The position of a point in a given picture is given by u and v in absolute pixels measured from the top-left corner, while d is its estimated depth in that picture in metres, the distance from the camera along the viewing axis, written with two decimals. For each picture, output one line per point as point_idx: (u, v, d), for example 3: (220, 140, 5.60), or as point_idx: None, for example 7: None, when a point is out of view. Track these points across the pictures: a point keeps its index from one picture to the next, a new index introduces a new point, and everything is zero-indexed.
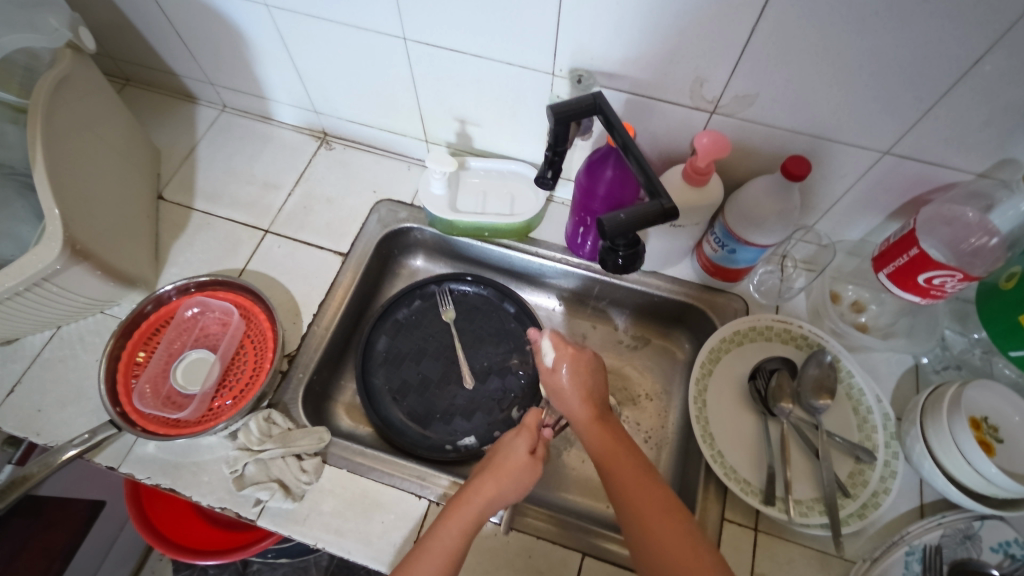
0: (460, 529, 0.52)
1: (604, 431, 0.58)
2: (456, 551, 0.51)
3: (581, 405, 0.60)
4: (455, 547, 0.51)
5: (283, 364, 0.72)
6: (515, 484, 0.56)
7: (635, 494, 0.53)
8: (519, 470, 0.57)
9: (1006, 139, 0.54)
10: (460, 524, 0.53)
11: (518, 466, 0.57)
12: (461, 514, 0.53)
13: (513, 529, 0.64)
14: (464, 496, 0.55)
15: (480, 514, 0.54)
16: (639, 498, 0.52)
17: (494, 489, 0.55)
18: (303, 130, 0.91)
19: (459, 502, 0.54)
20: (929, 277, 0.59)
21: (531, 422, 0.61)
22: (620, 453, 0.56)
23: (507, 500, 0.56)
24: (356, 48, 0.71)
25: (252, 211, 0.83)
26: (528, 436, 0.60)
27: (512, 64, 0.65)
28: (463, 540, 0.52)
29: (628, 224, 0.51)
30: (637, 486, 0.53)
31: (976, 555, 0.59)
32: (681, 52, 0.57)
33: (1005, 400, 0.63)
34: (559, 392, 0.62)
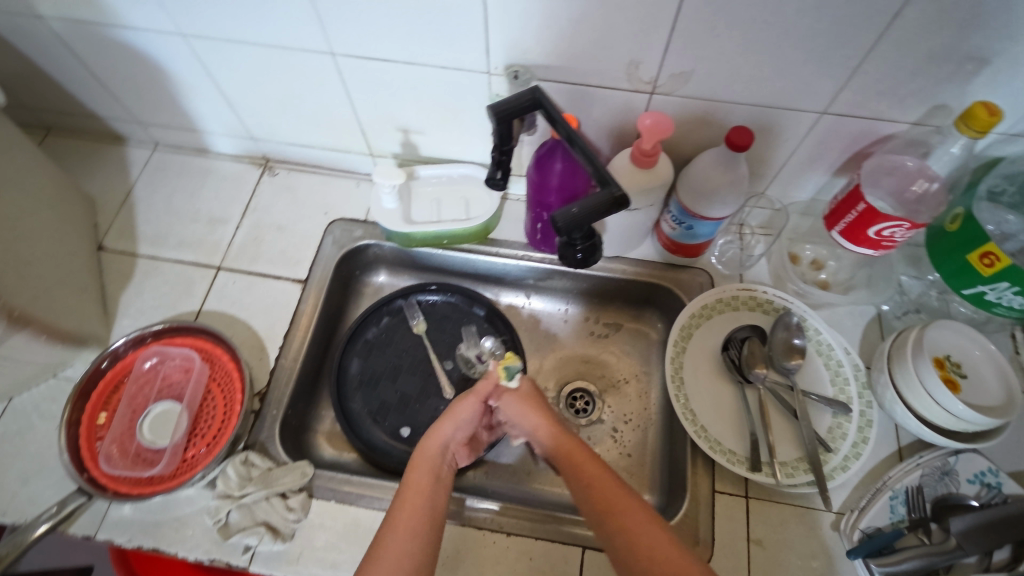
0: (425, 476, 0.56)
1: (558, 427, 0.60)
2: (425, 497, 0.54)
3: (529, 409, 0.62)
4: (428, 489, 0.55)
5: (254, 404, 0.70)
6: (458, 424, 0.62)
7: (585, 474, 0.54)
8: (462, 416, 0.62)
9: (934, 87, 0.56)
10: (426, 473, 0.57)
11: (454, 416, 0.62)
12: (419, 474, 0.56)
13: (486, 529, 0.64)
14: (419, 456, 0.58)
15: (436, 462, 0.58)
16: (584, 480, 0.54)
17: (439, 435, 0.60)
18: (243, 158, 0.88)
19: (417, 460, 0.58)
20: (879, 230, 0.60)
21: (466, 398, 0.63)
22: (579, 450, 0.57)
23: (449, 440, 0.61)
24: (284, 70, 0.68)
25: (201, 249, 0.80)
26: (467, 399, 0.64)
27: (445, 67, 0.64)
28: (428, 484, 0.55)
29: (581, 218, 0.51)
30: (600, 477, 0.54)
31: (955, 489, 0.62)
32: (611, 36, 0.56)
33: (964, 337, 0.66)
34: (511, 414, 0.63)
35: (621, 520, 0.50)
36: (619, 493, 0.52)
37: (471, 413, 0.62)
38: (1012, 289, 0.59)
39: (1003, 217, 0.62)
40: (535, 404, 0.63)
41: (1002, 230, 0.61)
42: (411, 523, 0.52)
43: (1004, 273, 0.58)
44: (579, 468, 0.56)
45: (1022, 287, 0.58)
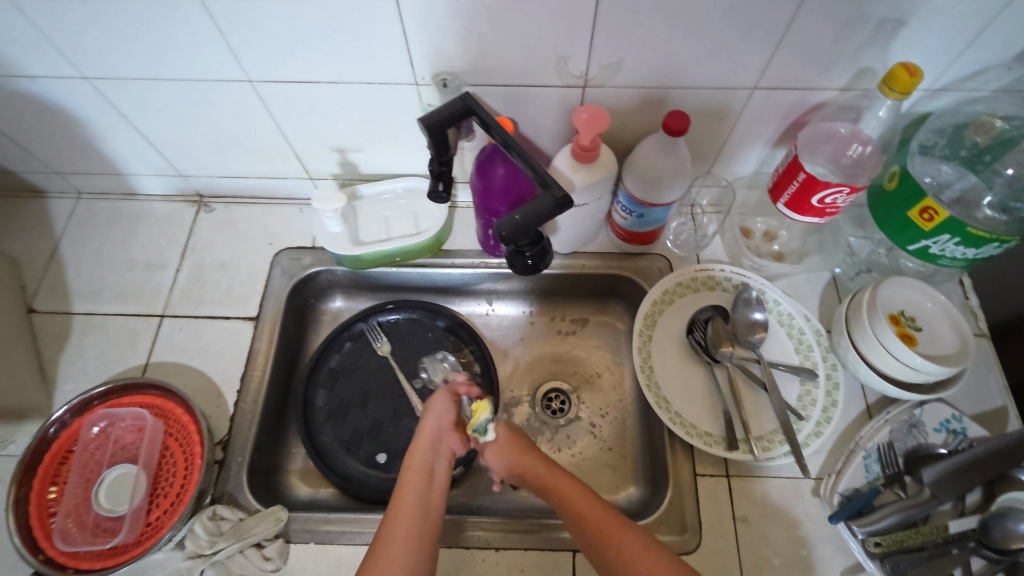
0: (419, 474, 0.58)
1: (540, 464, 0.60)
2: (423, 497, 0.56)
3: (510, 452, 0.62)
4: (422, 485, 0.57)
5: (217, 453, 0.67)
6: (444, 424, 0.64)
7: (579, 508, 0.55)
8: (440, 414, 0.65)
9: (856, 52, 0.57)
10: (421, 472, 0.59)
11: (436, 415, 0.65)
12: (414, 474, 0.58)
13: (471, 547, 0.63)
14: (412, 459, 0.60)
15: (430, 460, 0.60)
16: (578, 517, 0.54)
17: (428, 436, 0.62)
18: (175, 197, 0.83)
19: (411, 460, 0.60)
20: (822, 197, 0.61)
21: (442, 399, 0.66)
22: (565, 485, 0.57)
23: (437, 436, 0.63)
24: (202, 101, 0.65)
25: (141, 299, 0.76)
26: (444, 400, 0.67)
27: (371, 83, 0.61)
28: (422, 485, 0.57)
29: (525, 223, 0.50)
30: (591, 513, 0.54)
31: (923, 439, 0.64)
32: (535, 34, 0.55)
33: (914, 291, 0.68)
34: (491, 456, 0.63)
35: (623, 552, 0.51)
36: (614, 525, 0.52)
37: (447, 408, 0.66)
38: (953, 241, 0.60)
39: (938, 168, 0.64)
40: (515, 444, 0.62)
41: (938, 181, 0.63)
42: (410, 520, 0.53)
43: (944, 226, 0.60)
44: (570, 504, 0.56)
45: (962, 237, 0.59)
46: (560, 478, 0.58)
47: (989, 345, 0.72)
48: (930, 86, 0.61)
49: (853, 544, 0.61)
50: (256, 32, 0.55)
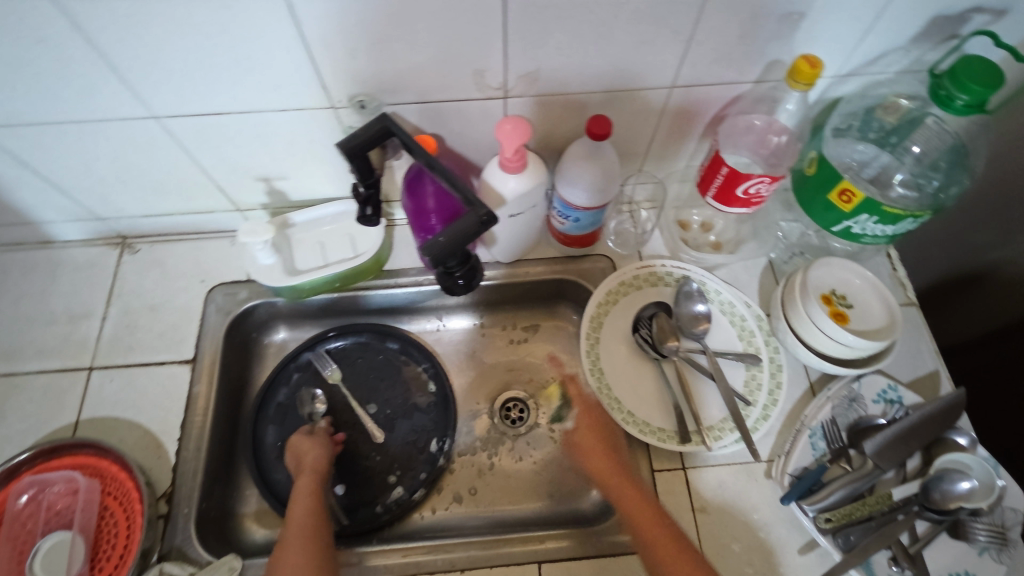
0: (309, 484, 0.65)
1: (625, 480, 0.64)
2: (315, 498, 0.64)
3: (602, 459, 0.67)
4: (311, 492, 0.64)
5: (161, 508, 0.64)
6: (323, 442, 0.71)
7: (647, 530, 0.59)
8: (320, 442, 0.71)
9: (763, 45, 0.58)
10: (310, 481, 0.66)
11: (313, 436, 0.72)
12: (303, 482, 0.66)
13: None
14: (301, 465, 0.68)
15: (318, 470, 0.68)
16: (625, 496, 0.63)
17: (316, 451, 0.70)
18: (96, 241, 0.79)
19: (302, 473, 0.67)
20: (746, 188, 0.63)
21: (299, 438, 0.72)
22: (644, 505, 0.61)
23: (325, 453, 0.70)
24: (108, 142, 0.62)
25: (66, 353, 0.72)
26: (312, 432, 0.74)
27: (286, 110, 0.60)
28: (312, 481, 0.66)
29: (450, 245, 0.50)
30: (662, 537, 0.58)
31: (864, 412, 0.67)
32: (446, 50, 0.54)
33: (843, 269, 0.70)
34: (585, 454, 0.69)
35: (654, 540, 0.58)
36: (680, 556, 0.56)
37: (321, 449, 0.70)
38: (872, 219, 0.63)
39: (854, 147, 0.67)
40: (606, 453, 0.68)
41: (859, 159, 0.67)
42: (303, 510, 0.62)
43: (862, 206, 0.62)
44: (642, 525, 0.60)
45: (880, 216, 0.61)
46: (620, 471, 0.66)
47: (918, 313, 0.75)
48: (838, 73, 0.63)
49: (806, 521, 0.62)
50: (154, 67, 0.53)
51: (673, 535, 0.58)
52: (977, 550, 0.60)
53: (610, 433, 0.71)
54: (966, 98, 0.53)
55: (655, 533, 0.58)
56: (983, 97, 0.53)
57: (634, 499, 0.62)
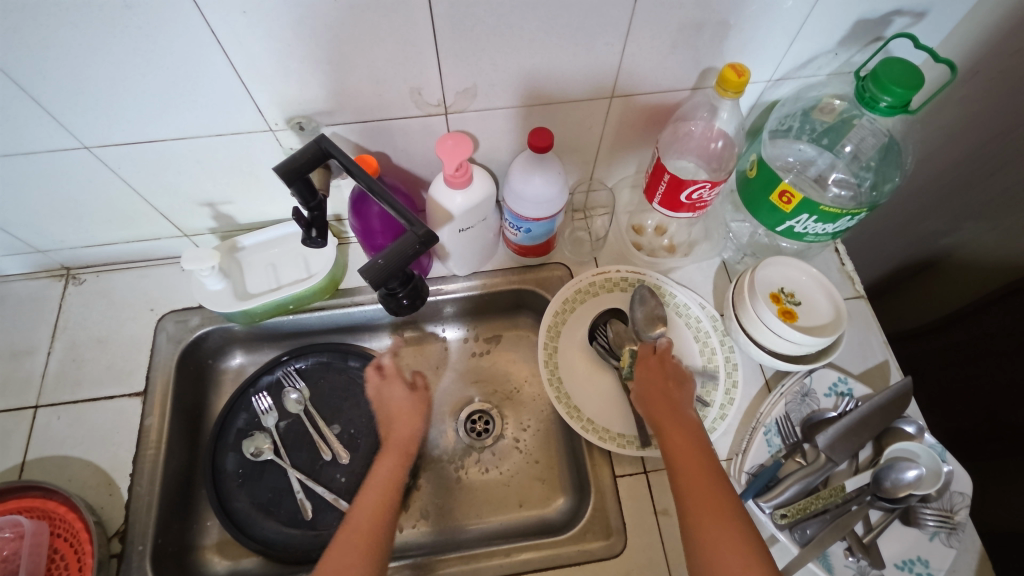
0: (393, 463, 0.66)
1: (678, 426, 0.60)
2: (394, 487, 0.63)
3: (656, 400, 0.63)
4: (394, 474, 0.65)
5: (114, 547, 0.62)
6: (417, 417, 0.71)
7: (688, 480, 0.55)
8: (411, 417, 0.71)
9: (695, 54, 0.59)
10: (395, 462, 0.66)
11: (411, 407, 0.72)
12: (390, 456, 0.67)
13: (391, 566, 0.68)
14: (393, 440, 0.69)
15: (406, 451, 0.68)
16: (675, 440, 0.59)
17: (409, 428, 0.70)
18: (38, 274, 0.76)
19: (389, 447, 0.68)
20: (689, 194, 0.64)
21: (391, 368, 0.76)
22: (690, 455, 0.57)
23: (416, 431, 0.70)
24: (39, 174, 0.60)
25: (9, 392, 0.69)
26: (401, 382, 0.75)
27: (224, 134, 0.59)
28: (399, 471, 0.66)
29: (389, 267, 0.49)
30: (701, 491, 0.54)
31: (816, 406, 0.68)
32: (381, 70, 0.54)
33: (790, 267, 0.71)
34: (640, 389, 0.65)
35: (691, 491, 0.54)
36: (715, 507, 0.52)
37: (398, 392, 0.74)
38: (812, 219, 0.64)
39: (793, 147, 0.69)
40: (664, 396, 0.63)
41: (801, 159, 0.69)
42: (375, 500, 0.61)
43: (801, 207, 0.63)
44: (683, 473, 0.56)
45: (819, 215, 0.63)
46: (684, 422, 0.60)
47: (865, 305, 0.77)
48: (772, 77, 0.65)
49: (763, 518, 0.63)
50: (82, 97, 0.51)
51: (713, 490, 0.54)
52: (928, 535, 0.62)
53: (672, 377, 0.65)
54: (889, 99, 0.55)
55: (695, 485, 0.55)
56: (905, 98, 0.55)
57: (683, 448, 0.58)
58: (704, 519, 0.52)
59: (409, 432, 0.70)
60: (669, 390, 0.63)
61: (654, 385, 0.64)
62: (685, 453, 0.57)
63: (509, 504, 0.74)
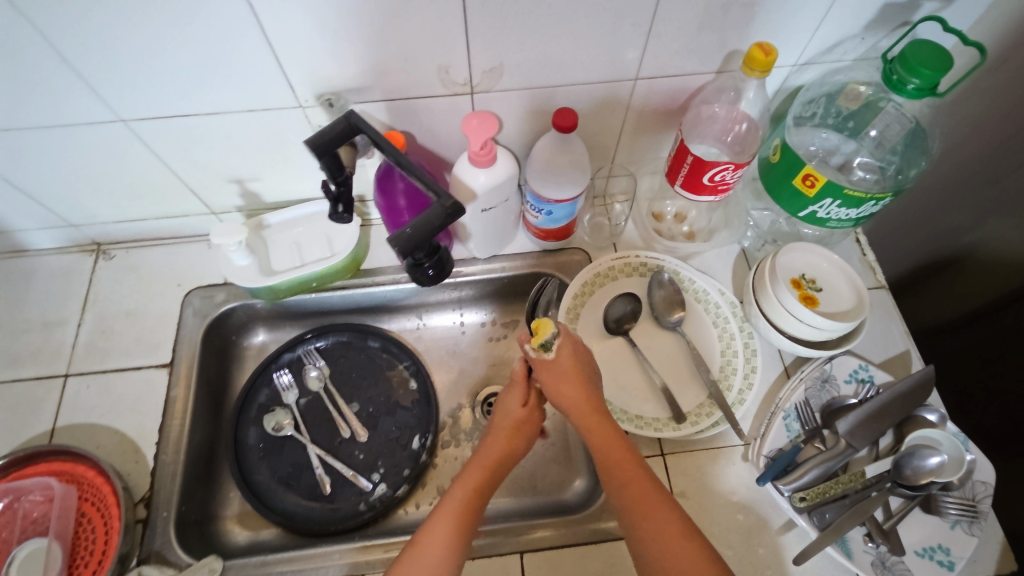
0: (467, 490, 0.58)
1: (601, 416, 0.60)
2: (469, 508, 0.56)
3: (575, 387, 0.62)
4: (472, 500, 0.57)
5: (139, 513, 0.64)
6: (515, 438, 0.63)
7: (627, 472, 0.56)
8: (507, 437, 0.63)
9: (723, 37, 0.59)
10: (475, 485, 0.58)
11: (513, 428, 0.64)
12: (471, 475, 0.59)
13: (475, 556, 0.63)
14: (489, 452, 0.61)
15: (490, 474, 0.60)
16: (601, 433, 0.60)
17: (501, 447, 0.62)
18: (70, 248, 0.79)
19: (473, 463, 0.60)
20: (712, 176, 0.64)
21: (520, 373, 0.67)
22: (616, 446, 0.58)
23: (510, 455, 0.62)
24: (77, 147, 0.62)
25: (40, 361, 0.71)
26: (518, 392, 0.66)
27: (255, 110, 0.60)
28: (480, 494, 0.58)
29: (417, 238, 0.50)
30: (640, 484, 0.55)
31: (836, 393, 0.68)
32: (411, 47, 0.55)
33: (812, 254, 0.71)
34: (552, 371, 0.63)
35: (629, 481, 0.56)
36: (654, 497, 0.54)
37: (514, 404, 0.66)
38: (836, 203, 0.64)
39: (816, 135, 0.69)
40: (577, 382, 0.62)
41: (823, 148, 0.69)
42: (453, 518, 0.55)
43: (825, 191, 0.63)
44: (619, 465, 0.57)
45: (842, 199, 0.63)
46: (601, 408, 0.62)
47: (887, 295, 0.77)
48: (798, 61, 0.65)
49: (782, 501, 0.63)
50: (121, 69, 0.53)
51: (649, 479, 0.56)
52: (949, 524, 0.61)
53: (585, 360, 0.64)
54: (917, 82, 0.55)
55: (630, 477, 0.56)
56: (933, 81, 0.54)
57: (612, 441, 0.59)
58: (646, 510, 0.53)
59: (512, 448, 0.62)
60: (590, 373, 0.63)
61: (571, 369, 0.62)
62: (612, 443, 0.59)
63: (523, 486, 0.75)
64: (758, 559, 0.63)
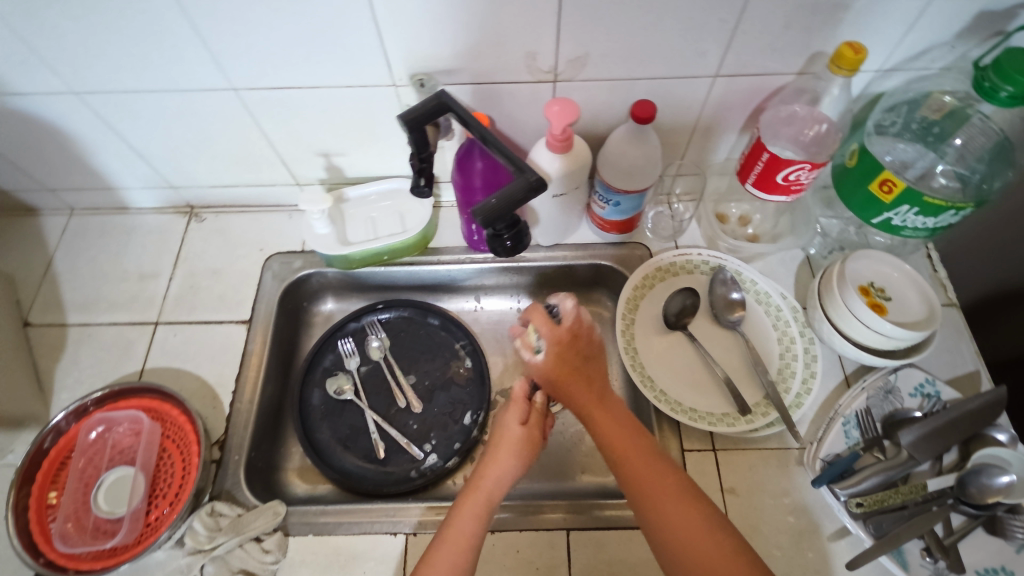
0: (472, 519, 0.56)
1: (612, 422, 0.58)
2: (472, 538, 0.55)
3: (569, 381, 0.59)
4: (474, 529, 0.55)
5: (214, 453, 0.68)
6: (519, 457, 0.59)
7: (645, 479, 0.54)
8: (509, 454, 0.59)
9: (808, 37, 0.60)
10: (473, 517, 0.56)
11: (521, 445, 0.60)
12: (472, 501, 0.57)
13: (495, 530, 0.64)
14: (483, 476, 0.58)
15: (491, 498, 0.57)
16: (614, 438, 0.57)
17: (499, 469, 0.58)
18: (167, 209, 0.85)
19: (472, 488, 0.58)
20: (786, 174, 0.64)
21: (520, 394, 0.63)
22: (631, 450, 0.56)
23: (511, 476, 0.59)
24: (189, 112, 0.68)
25: (135, 307, 0.78)
26: (518, 410, 0.62)
27: (352, 86, 0.64)
28: (481, 523, 0.56)
29: (500, 210, 0.53)
30: (659, 484, 0.54)
31: (900, 405, 0.66)
32: (504, 33, 0.58)
33: (882, 262, 0.70)
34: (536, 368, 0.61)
35: (647, 484, 0.54)
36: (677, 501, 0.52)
37: (515, 419, 0.62)
38: (913, 211, 0.63)
39: (894, 145, 0.67)
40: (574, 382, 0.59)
41: (900, 159, 0.67)
42: (457, 547, 0.54)
43: (903, 197, 0.63)
44: (632, 471, 0.55)
45: (921, 207, 0.62)
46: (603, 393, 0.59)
47: (958, 314, 0.75)
48: (881, 67, 0.65)
49: (835, 504, 0.63)
50: (240, 41, 0.58)
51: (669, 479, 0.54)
52: (1015, 547, 0.59)
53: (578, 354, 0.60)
54: (1011, 89, 0.54)
55: (649, 481, 0.54)
56: None
57: (626, 443, 0.56)
58: (671, 509, 0.52)
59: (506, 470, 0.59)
60: (574, 368, 0.59)
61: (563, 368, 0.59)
62: (625, 444, 0.56)
63: (572, 470, 0.75)
64: (808, 563, 0.62)
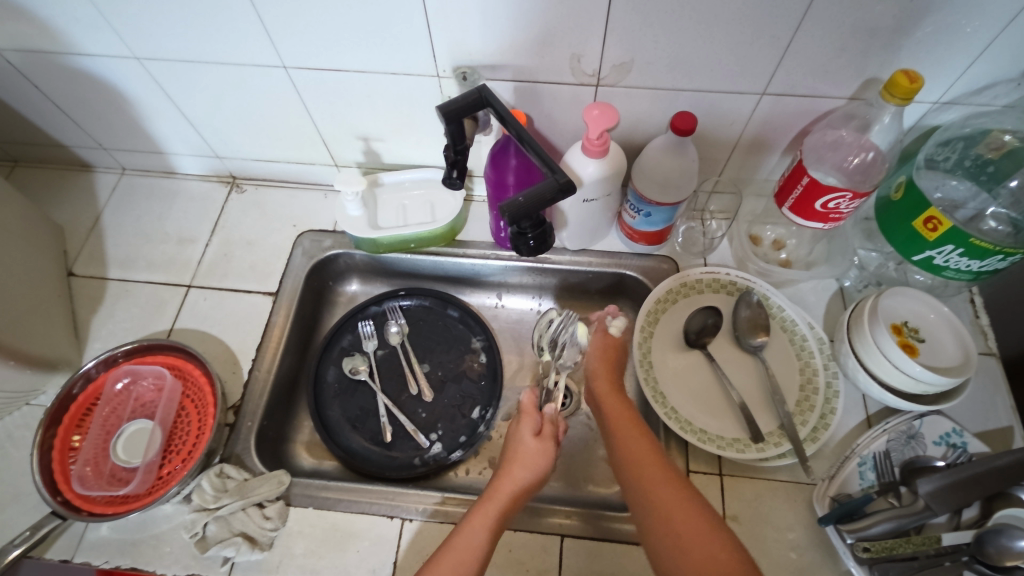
0: (484, 526, 0.56)
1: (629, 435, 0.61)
2: (480, 548, 0.54)
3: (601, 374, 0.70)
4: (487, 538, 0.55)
5: (228, 417, 0.70)
6: (530, 470, 0.61)
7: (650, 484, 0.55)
8: (540, 458, 0.62)
9: (864, 62, 0.58)
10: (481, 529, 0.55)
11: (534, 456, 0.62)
12: (482, 513, 0.57)
13: None
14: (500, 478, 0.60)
15: (505, 506, 0.58)
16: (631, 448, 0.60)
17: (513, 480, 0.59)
18: (210, 177, 0.89)
19: (489, 498, 0.58)
20: (826, 202, 0.62)
21: (530, 406, 0.67)
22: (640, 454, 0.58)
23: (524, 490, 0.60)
24: (241, 86, 0.70)
25: (171, 269, 0.81)
26: (531, 423, 0.65)
27: (397, 74, 0.65)
28: (488, 536, 0.55)
29: (527, 207, 0.53)
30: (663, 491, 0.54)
31: (922, 452, 0.63)
32: (551, 34, 0.58)
33: (919, 302, 0.68)
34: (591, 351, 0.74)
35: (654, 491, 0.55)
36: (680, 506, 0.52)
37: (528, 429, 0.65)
38: (957, 251, 0.61)
39: (945, 182, 0.65)
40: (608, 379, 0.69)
41: (949, 198, 0.64)
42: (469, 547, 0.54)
43: (947, 236, 0.60)
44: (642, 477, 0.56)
45: (966, 248, 0.60)
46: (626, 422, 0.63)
47: (997, 364, 0.71)
48: (939, 99, 0.62)
49: (842, 547, 0.60)
50: (294, 21, 0.60)
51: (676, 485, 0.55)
52: None
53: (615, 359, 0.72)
54: None
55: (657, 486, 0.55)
56: None
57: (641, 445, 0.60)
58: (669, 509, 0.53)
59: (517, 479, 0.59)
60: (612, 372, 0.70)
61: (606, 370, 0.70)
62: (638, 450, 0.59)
63: (573, 477, 0.75)
64: None
